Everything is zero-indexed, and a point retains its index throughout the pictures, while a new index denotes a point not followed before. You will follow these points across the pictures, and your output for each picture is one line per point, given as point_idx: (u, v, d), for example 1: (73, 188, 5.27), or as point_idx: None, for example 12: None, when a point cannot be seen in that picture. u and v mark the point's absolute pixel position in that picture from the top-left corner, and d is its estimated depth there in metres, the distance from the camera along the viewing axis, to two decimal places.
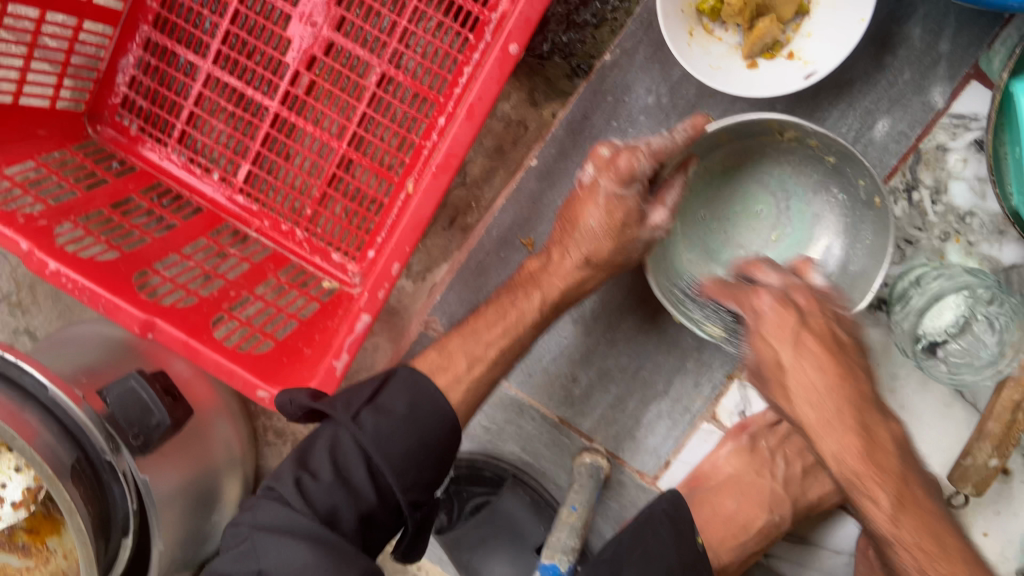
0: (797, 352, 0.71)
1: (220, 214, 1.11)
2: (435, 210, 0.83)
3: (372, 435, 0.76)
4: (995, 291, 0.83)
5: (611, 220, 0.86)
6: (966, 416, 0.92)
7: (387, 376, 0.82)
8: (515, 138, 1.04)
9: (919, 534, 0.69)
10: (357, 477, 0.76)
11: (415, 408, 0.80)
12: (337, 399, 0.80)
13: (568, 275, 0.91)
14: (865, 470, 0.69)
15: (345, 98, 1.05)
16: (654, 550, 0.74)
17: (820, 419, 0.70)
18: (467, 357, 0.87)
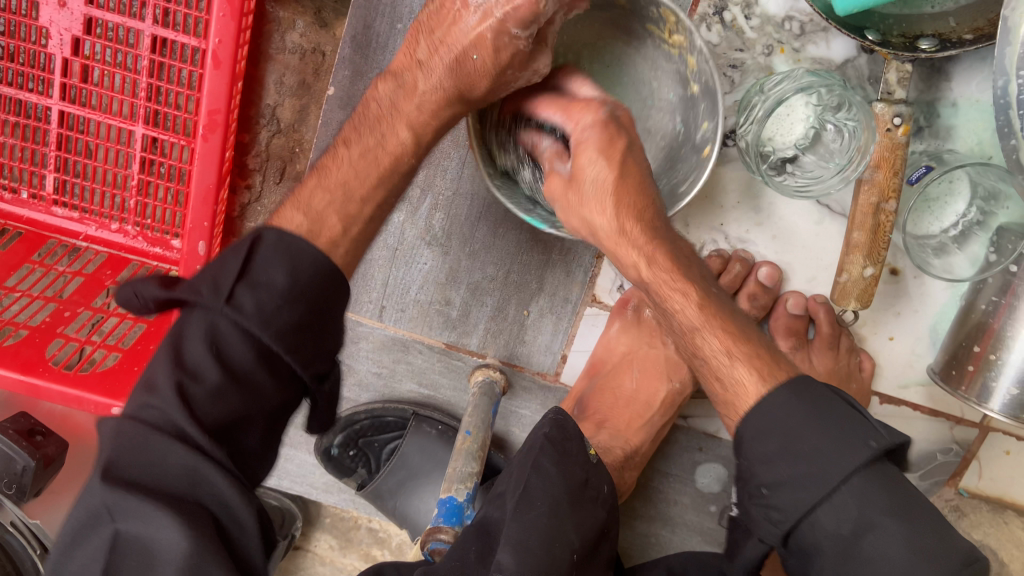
0: (599, 149, 0.61)
1: (44, 232, 1.01)
2: (219, 176, 0.81)
3: (256, 315, 0.55)
4: (840, 92, 0.79)
5: (494, 60, 0.65)
6: (839, 228, 0.88)
7: (251, 242, 0.58)
8: (316, 68, 0.96)
9: (725, 344, 0.64)
10: (238, 365, 0.55)
11: (300, 277, 0.58)
12: (201, 279, 0.57)
13: (440, 109, 0.69)
14: (664, 277, 0.65)
15: (126, 74, 0.94)
16: (538, 487, 0.66)
17: (605, 200, 0.62)
18: (340, 217, 0.65)
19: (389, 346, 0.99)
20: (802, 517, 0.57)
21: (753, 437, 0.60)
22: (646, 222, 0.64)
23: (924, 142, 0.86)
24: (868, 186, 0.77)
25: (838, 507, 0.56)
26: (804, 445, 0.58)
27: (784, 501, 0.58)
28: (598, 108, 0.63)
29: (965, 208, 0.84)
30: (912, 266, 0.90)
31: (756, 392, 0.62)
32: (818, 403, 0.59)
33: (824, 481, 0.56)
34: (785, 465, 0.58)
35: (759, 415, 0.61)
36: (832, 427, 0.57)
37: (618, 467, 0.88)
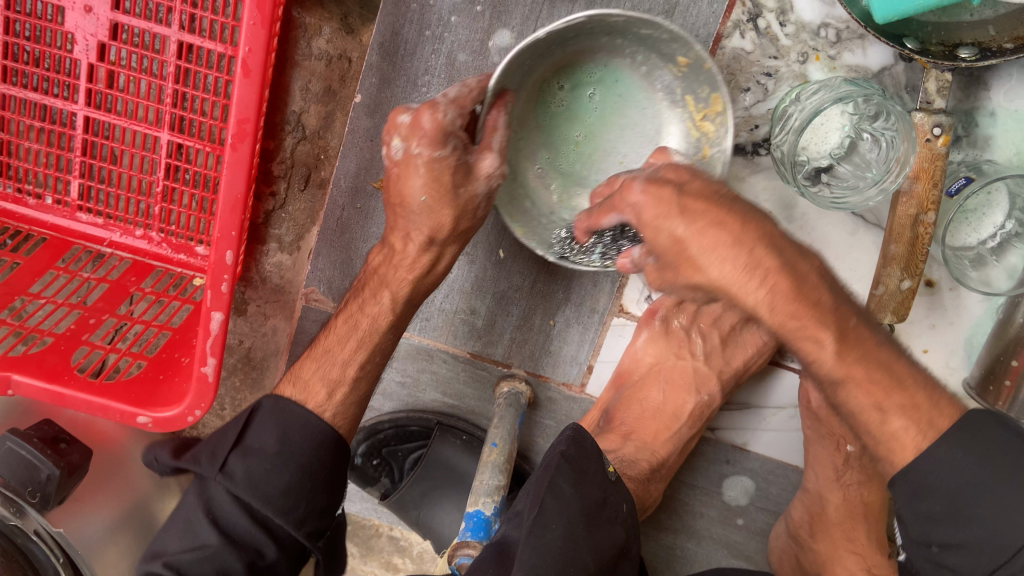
0: (655, 212, 0.59)
1: (69, 238, 1.01)
2: (248, 184, 0.80)
3: (245, 481, 0.69)
4: (878, 101, 0.77)
5: (438, 185, 0.72)
6: (873, 240, 0.87)
7: (249, 412, 0.74)
8: (342, 75, 0.95)
9: (874, 399, 0.62)
10: (234, 531, 0.68)
11: (289, 440, 0.72)
12: (201, 450, 0.73)
13: (416, 263, 0.78)
14: (805, 318, 0.59)
15: (152, 80, 0.93)
16: (552, 509, 0.64)
17: (688, 263, 0.58)
18: (325, 384, 0.77)
19: (415, 355, 0.98)
20: (968, 546, 0.60)
21: (901, 476, 0.63)
22: (796, 280, 0.58)
23: (961, 151, 0.84)
24: (906, 198, 0.75)
25: (984, 536, 0.60)
26: (980, 507, 0.60)
27: (953, 542, 0.61)
28: (637, 182, 0.60)
29: (1003, 220, 0.81)
30: (948, 278, 0.89)
31: (916, 446, 0.63)
32: (970, 437, 0.62)
33: (979, 510, 0.60)
34: (934, 492, 0.62)
35: (916, 456, 0.63)
36: (1008, 482, 0.60)
37: (643, 481, 0.85)
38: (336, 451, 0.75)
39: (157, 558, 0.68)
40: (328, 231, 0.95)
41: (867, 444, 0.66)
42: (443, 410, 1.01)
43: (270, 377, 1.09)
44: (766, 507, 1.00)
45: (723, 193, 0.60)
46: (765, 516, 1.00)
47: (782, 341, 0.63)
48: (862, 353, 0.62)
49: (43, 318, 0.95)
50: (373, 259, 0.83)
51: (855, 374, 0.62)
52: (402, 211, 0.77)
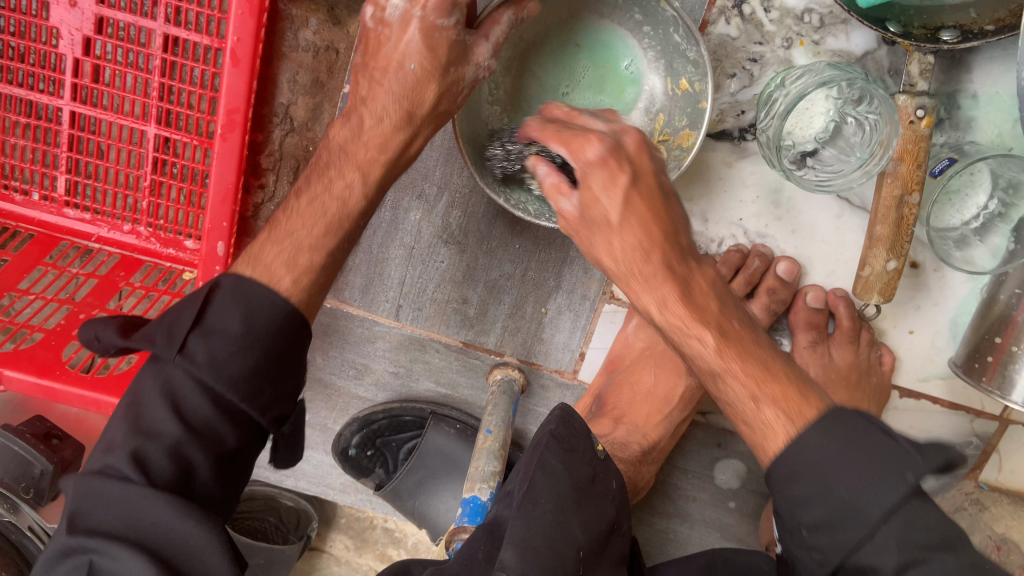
0: (606, 185, 0.63)
1: (57, 234, 1.00)
2: (238, 174, 0.80)
3: (208, 365, 0.61)
4: (861, 85, 0.77)
5: (432, 59, 0.68)
6: (860, 222, 0.88)
7: (207, 291, 0.64)
8: (329, 66, 0.95)
9: (749, 388, 0.63)
10: (197, 418, 0.61)
11: (253, 323, 0.63)
12: (156, 329, 0.63)
13: (387, 141, 0.71)
14: (681, 321, 0.66)
15: (138, 74, 0.93)
16: (542, 484, 0.63)
17: (616, 227, 0.65)
18: (288, 266, 0.67)
19: (406, 346, 0.98)
20: (845, 556, 0.58)
21: (787, 479, 0.60)
22: (653, 255, 0.66)
23: (944, 134, 0.86)
24: (891, 178, 0.76)
25: (880, 547, 0.57)
26: (842, 480, 0.58)
27: (824, 544, 0.59)
28: (602, 142, 0.63)
29: (986, 200, 0.83)
30: (932, 259, 0.90)
31: (784, 432, 0.61)
32: (851, 440, 0.58)
33: (862, 517, 0.57)
34: (828, 509, 0.58)
35: (793, 456, 0.60)
36: (871, 454, 0.58)
37: (637, 462, 0.88)
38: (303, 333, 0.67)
39: (108, 451, 0.60)
40: None
41: (746, 437, 0.65)
42: (437, 400, 1.01)
43: None
44: (757, 489, 1.02)
45: (653, 184, 0.66)
46: (757, 498, 1.02)
47: (660, 323, 0.68)
48: (757, 365, 0.64)
49: (33, 314, 0.95)
50: (338, 136, 0.73)
51: (700, 350, 0.66)
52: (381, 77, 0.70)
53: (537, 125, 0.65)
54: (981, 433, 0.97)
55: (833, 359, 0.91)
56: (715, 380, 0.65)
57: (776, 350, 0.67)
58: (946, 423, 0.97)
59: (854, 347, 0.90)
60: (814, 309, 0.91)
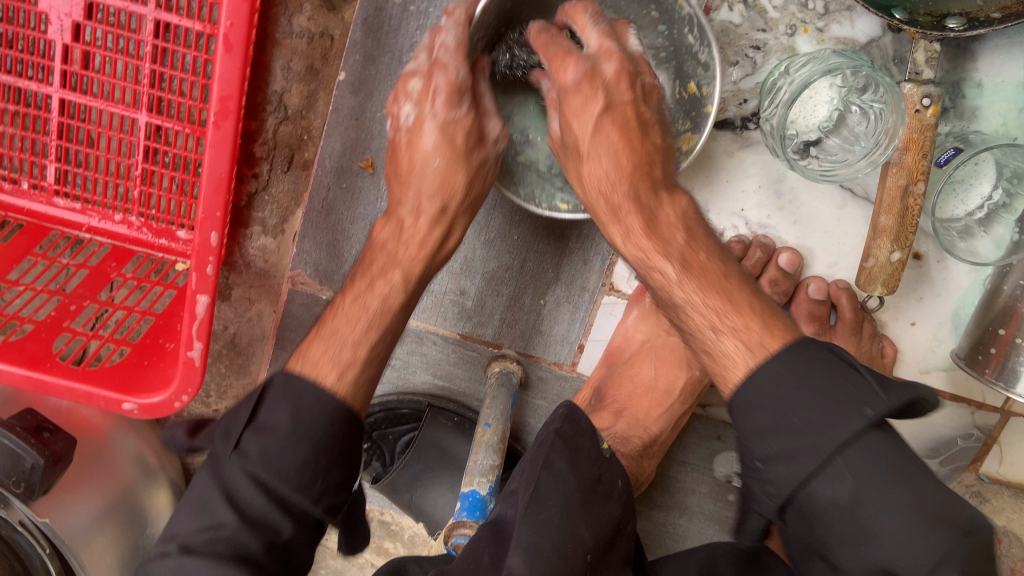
0: (583, 80, 0.66)
1: (47, 224, 0.99)
2: (232, 163, 0.78)
3: (260, 460, 0.60)
4: (867, 73, 0.76)
5: (453, 151, 0.71)
6: (863, 213, 0.87)
7: (260, 391, 0.63)
8: (324, 53, 0.93)
9: (711, 317, 0.63)
10: (252, 509, 0.60)
11: (303, 416, 0.62)
12: (216, 428, 0.65)
13: (427, 240, 0.72)
14: (639, 232, 0.66)
15: (128, 61, 0.91)
16: (549, 486, 0.62)
17: (584, 131, 0.67)
18: (335, 365, 0.65)
19: (403, 337, 0.96)
20: (796, 487, 0.56)
21: (745, 408, 0.59)
22: (630, 164, 0.66)
23: (949, 123, 0.84)
24: (896, 169, 0.75)
25: (834, 476, 0.55)
26: (795, 416, 0.56)
27: (778, 474, 0.57)
28: (618, 57, 0.66)
29: (990, 190, 0.81)
30: (935, 249, 0.89)
31: (745, 365, 0.60)
32: (816, 372, 0.57)
33: (817, 452, 0.55)
34: (787, 437, 0.57)
35: (752, 388, 0.59)
36: (826, 392, 0.56)
37: (637, 457, 0.86)
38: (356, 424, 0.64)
39: (172, 537, 0.61)
40: (316, 212, 0.95)
41: (707, 367, 0.64)
42: (434, 392, 1.00)
43: (256, 364, 1.08)
44: None
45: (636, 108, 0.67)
46: None
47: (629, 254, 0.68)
48: (714, 288, 0.63)
49: (23, 306, 0.93)
50: (378, 234, 0.74)
51: (663, 269, 0.65)
52: (408, 178, 0.72)
53: (573, 62, 0.66)
54: (981, 425, 0.97)
55: (835, 351, 0.90)
56: (677, 312, 0.65)
57: (741, 281, 0.65)
58: (947, 416, 0.97)
59: (858, 338, 0.89)
60: (816, 300, 0.90)
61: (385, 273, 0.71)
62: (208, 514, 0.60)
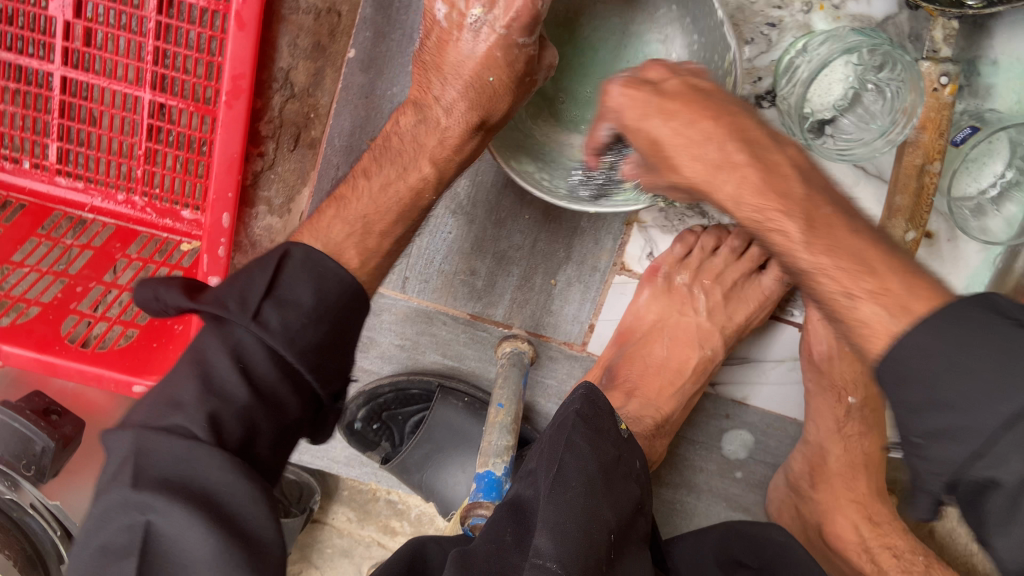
0: (647, 106, 0.62)
1: (49, 204, 0.97)
2: (244, 144, 0.77)
3: (282, 333, 0.59)
4: (885, 51, 0.74)
5: (509, 73, 0.68)
6: (875, 192, 0.87)
7: (279, 258, 0.63)
8: (331, 29, 0.92)
9: (846, 283, 0.55)
10: (263, 382, 0.59)
11: (325, 295, 0.63)
12: (225, 293, 0.60)
13: (461, 144, 0.73)
14: (762, 207, 0.60)
15: (132, 37, 0.90)
16: (572, 466, 0.61)
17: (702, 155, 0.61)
18: (359, 252, 0.70)
19: (413, 318, 0.96)
20: (961, 470, 0.47)
21: (895, 380, 0.51)
22: (720, 137, 0.61)
23: (964, 101, 0.83)
24: (914, 147, 0.76)
25: (1000, 456, 0.45)
26: (958, 389, 0.47)
27: (939, 455, 0.48)
28: (620, 80, 0.64)
29: (1003, 168, 0.81)
30: (947, 228, 0.89)
31: (887, 330, 0.52)
32: (972, 328, 0.48)
33: (977, 427, 0.46)
34: (941, 414, 0.48)
35: (899, 354, 0.51)
36: (986, 362, 0.46)
37: (649, 437, 0.85)
38: (361, 301, 0.67)
39: (177, 409, 0.57)
40: (322, 192, 0.93)
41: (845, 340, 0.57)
42: (444, 372, 0.99)
43: None
44: (764, 460, 1.02)
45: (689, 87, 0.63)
46: (763, 468, 1.02)
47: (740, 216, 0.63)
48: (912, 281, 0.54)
49: (29, 287, 0.92)
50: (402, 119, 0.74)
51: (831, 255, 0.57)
52: (443, 70, 0.70)
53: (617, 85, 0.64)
54: None
55: None
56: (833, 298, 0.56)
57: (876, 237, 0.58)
58: None
59: None
60: None
61: (418, 164, 0.73)
62: (219, 392, 0.57)
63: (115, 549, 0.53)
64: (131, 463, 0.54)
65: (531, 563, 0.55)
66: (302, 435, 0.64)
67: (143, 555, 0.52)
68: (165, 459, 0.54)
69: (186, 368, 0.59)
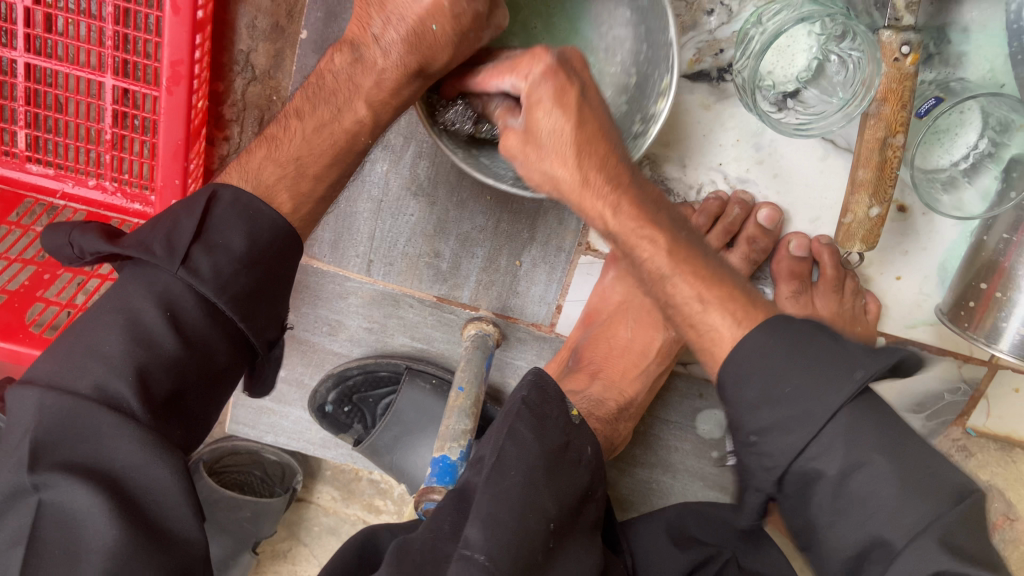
0: (555, 100, 0.59)
1: (21, 191, 0.97)
2: (190, 130, 0.79)
3: (213, 280, 0.61)
4: (844, 21, 0.73)
5: (454, 25, 0.62)
6: (845, 165, 0.84)
7: (206, 200, 0.63)
8: (289, 10, 0.90)
9: (696, 290, 0.62)
10: (191, 332, 0.60)
11: (257, 237, 0.64)
12: (149, 236, 0.62)
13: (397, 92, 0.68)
14: (631, 224, 0.63)
15: (90, 22, 0.89)
16: (512, 455, 0.62)
17: (564, 152, 0.61)
18: (291, 196, 0.69)
19: (380, 301, 0.95)
20: (790, 464, 0.54)
21: (734, 382, 0.57)
22: (609, 169, 0.63)
23: (933, 70, 0.81)
24: (874, 120, 0.72)
25: (825, 447, 0.53)
26: (783, 385, 0.54)
27: (772, 446, 0.55)
28: (548, 55, 0.59)
29: (977, 139, 0.78)
30: (920, 203, 0.86)
31: (731, 338, 0.59)
32: (809, 351, 0.55)
33: (810, 418, 0.53)
34: (771, 409, 0.55)
35: (736, 360, 0.57)
36: (814, 368, 0.54)
37: (613, 419, 0.86)
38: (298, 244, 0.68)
39: (103, 364, 0.57)
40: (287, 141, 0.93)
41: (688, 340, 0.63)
42: (413, 354, 1.00)
43: None
44: None
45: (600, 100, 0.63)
46: None
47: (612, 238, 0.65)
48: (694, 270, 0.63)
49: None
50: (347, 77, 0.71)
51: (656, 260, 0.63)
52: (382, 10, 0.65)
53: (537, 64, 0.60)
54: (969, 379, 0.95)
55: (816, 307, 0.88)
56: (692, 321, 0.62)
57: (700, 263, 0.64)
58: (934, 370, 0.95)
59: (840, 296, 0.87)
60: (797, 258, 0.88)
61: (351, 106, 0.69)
62: (146, 343, 0.58)
63: (9, 533, 0.52)
64: (31, 440, 0.53)
65: (460, 554, 0.57)
66: (230, 388, 0.65)
67: (34, 539, 0.51)
68: (66, 440, 0.54)
69: (111, 316, 0.59)
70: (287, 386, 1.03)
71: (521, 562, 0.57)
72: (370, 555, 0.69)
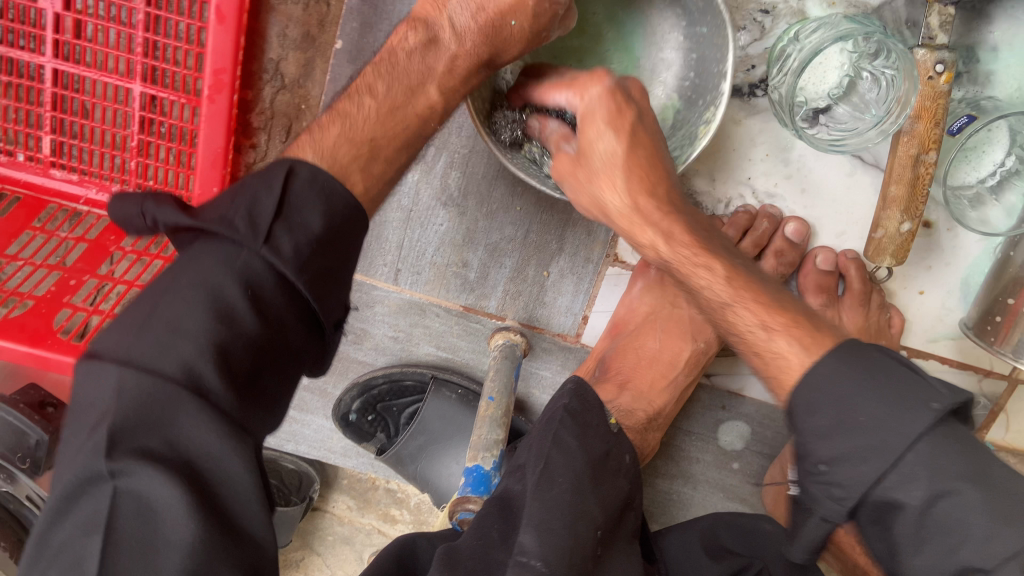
0: (607, 122, 0.66)
1: (44, 196, 0.96)
2: (227, 137, 0.79)
3: (295, 260, 0.55)
4: (879, 38, 0.74)
5: (532, 25, 0.66)
6: (871, 180, 0.85)
7: (285, 175, 0.58)
8: (320, 19, 0.90)
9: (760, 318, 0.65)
10: (269, 312, 0.55)
11: (333, 212, 0.59)
12: (231, 209, 0.55)
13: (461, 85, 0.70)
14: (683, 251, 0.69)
15: (121, 29, 0.89)
16: (560, 462, 0.62)
17: (614, 175, 0.67)
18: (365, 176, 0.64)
19: (406, 310, 0.95)
20: (866, 491, 0.53)
21: (805, 409, 0.57)
22: (659, 195, 0.68)
23: (963, 88, 0.82)
24: (908, 138, 0.73)
25: (904, 476, 0.52)
26: (861, 411, 0.54)
27: (845, 477, 0.54)
28: (605, 79, 0.67)
29: (1002, 157, 0.79)
30: (946, 218, 0.87)
31: (801, 364, 0.61)
32: (873, 372, 0.55)
33: (885, 448, 0.53)
34: (846, 437, 0.54)
35: (805, 387, 0.58)
36: (890, 391, 0.54)
37: (643, 430, 0.86)
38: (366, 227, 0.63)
39: (174, 339, 0.50)
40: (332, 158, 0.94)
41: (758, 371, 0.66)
42: (437, 363, 1.00)
43: None
44: (760, 450, 1.01)
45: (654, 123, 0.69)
46: (760, 459, 1.02)
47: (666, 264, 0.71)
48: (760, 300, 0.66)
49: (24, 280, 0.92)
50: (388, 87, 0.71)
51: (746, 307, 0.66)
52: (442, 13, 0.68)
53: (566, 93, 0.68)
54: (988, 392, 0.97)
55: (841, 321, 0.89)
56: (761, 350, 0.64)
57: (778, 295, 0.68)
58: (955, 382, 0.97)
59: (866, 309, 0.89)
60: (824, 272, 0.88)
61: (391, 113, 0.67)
62: (229, 323, 0.52)
63: (81, 520, 0.46)
64: (107, 426, 0.47)
65: (516, 560, 0.56)
66: (298, 372, 0.60)
67: (110, 531, 0.45)
68: (144, 426, 0.48)
69: (189, 290, 0.52)
70: (310, 394, 1.03)
71: (574, 567, 0.56)
72: (408, 566, 0.68)
